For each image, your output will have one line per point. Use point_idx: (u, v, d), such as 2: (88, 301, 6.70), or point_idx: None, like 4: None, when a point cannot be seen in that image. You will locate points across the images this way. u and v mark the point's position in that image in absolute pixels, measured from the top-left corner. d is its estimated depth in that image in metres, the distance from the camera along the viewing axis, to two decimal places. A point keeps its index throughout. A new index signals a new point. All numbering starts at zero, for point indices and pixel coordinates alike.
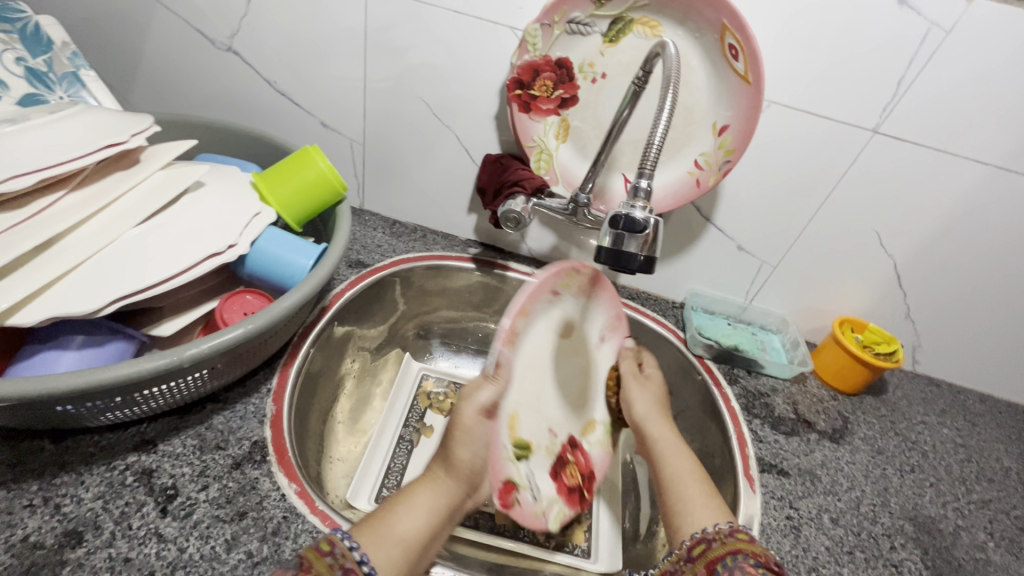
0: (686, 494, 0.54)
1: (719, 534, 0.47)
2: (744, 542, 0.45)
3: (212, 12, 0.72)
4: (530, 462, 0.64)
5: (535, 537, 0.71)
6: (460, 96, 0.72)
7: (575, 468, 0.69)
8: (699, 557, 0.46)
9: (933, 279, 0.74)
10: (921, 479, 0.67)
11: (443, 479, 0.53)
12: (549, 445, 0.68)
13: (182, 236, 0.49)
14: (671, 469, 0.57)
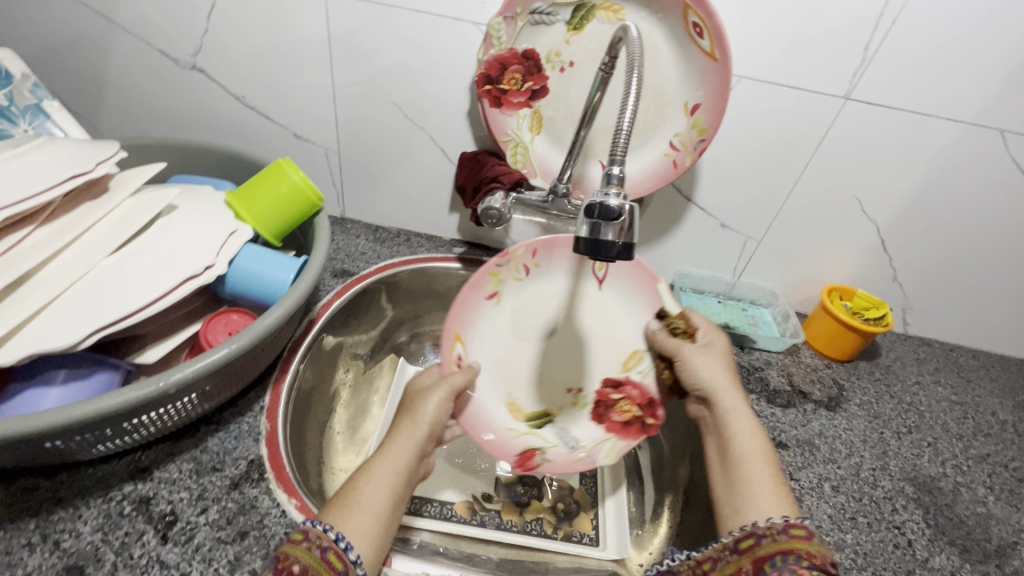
0: (758, 479, 0.50)
1: (770, 529, 0.45)
2: (800, 541, 0.43)
3: (173, 30, 0.71)
4: (557, 423, 0.71)
5: (542, 529, 0.72)
6: (431, 97, 0.72)
7: (628, 403, 0.69)
8: (750, 551, 0.45)
9: (916, 241, 0.75)
10: (918, 440, 0.68)
11: (399, 439, 0.52)
12: (585, 395, 0.72)
13: (157, 262, 0.48)
14: (741, 446, 0.52)
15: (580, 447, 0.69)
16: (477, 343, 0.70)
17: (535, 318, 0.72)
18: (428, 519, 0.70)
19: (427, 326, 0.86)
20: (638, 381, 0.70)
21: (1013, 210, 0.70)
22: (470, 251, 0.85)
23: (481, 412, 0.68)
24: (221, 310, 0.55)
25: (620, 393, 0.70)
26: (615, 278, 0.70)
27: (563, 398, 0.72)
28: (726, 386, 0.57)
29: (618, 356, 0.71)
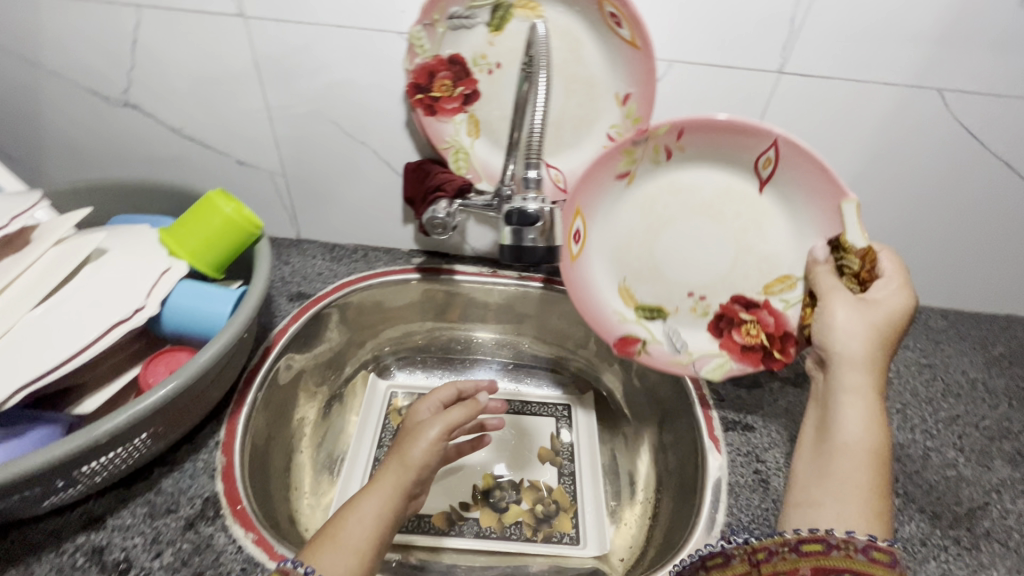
0: (848, 482, 0.43)
1: (848, 543, 0.39)
2: (881, 565, 0.38)
3: (99, 69, 0.70)
4: (670, 321, 0.70)
5: (522, 532, 0.72)
6: (367, 111, 0.71)
7: (757, 327, 0.67)
8: (816, 560, 0.39)
9: (872, 208, 0.74)
10: (887, 408, 0.68)
11: (394, 471, 0.53)
12: (710, 304, 0.69)
13: (84, 310, 0.48)
14: (851, 438, 0.44)
15: (687, 353, 0.69)
16: (604, 231, 0.69)
17: (668, 210, 0.66)
18: (406, 535, 0.70)
19: (394, 338, 0.86)
20: (778, 308, 0.66)
21: (965, 168, 0.69)
22: (429, 260, 0.84)
23: (591, 295, 0.69)
24: (162, 350, 0.54)
25: (750, 314, 0.67)
26: (785, 175, 0.62)
27: (682, 298, 0.69)
28: (854, 356, 0.47)
29: (760, 279, 0.66)
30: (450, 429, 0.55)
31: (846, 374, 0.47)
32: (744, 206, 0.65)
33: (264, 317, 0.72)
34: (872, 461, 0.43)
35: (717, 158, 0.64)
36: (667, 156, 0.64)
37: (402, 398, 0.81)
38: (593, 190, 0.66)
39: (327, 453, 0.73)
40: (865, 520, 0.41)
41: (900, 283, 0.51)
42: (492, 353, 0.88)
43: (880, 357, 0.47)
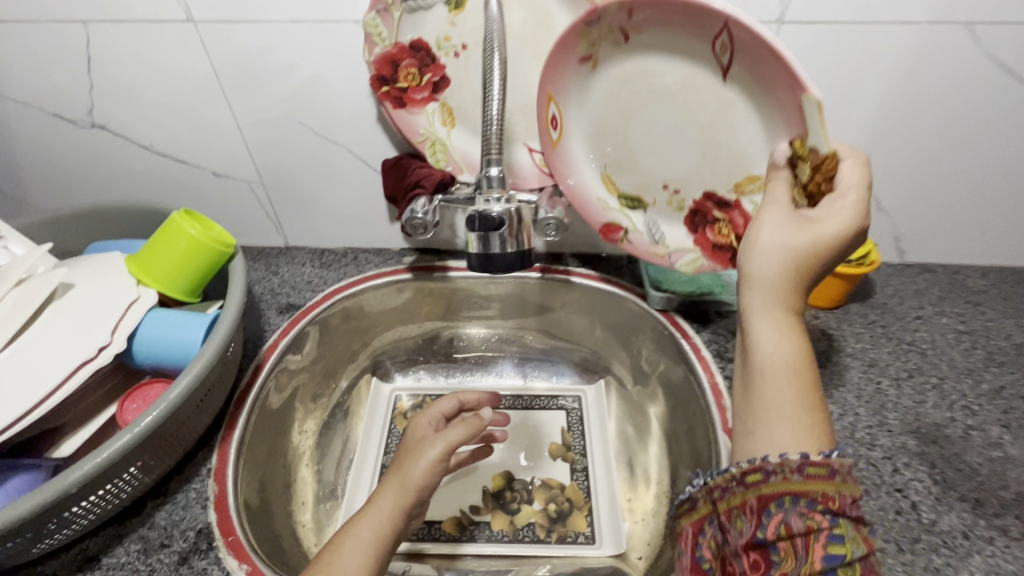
0: (777, 404, 0.38)
1: (783, 466, 0.36)
2: (819, 481, 0.35)
3: (60, 92, 0.68)
4: (649, 211, 0.65)
5: (535, 534, 0.69)
6: (336, 109, 0.67)
7: (728, 228, 0.62)
8: (755, 486, 0.37)
9: (895, 164, 0.66)
10: (921, 384, 0.62)
11: (391, 494, 0.49)
12: (683, 200, 0.63)
13: (51, 351, 0.46)
14: (775, 354, 0.40)
15: (660, 245, 0.65)
16: (582, 115, 0.61)
17: (637, 96, 0.58)
18: (416, 543, 0.68)
19: (393, 341, 0.83)
20: (749, 210, 0.59)
21: (1002, 110, 0.61)
22: (421, 258, 0.81)
23: (577, 183, 0.64)
24: (142, 382, 0.53)
25: (723, 214, 0.61)
26: (743, 65, 0.52)
27: (658, 194, 0.64)
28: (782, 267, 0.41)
29: (729, 178, 0.59)
30: (449, 451, 0.52)
31: (760, 292, 0.42)
32: (710, 96, 0.55)
33: (255, 332, 0.70)
34: (802, 382, 0.39)
35: (677, 33, 0.53)
36: (623, 39, 0.54)
37: (407, 402, 0.79)
38: (555, 72, 0.57)
39: (332, 464, 0.72)
40: (802, 441, 0.37)
41: (858, 197, 0.42)
42: (496, 348, 0.85)
43: (802, 269, 0.41)
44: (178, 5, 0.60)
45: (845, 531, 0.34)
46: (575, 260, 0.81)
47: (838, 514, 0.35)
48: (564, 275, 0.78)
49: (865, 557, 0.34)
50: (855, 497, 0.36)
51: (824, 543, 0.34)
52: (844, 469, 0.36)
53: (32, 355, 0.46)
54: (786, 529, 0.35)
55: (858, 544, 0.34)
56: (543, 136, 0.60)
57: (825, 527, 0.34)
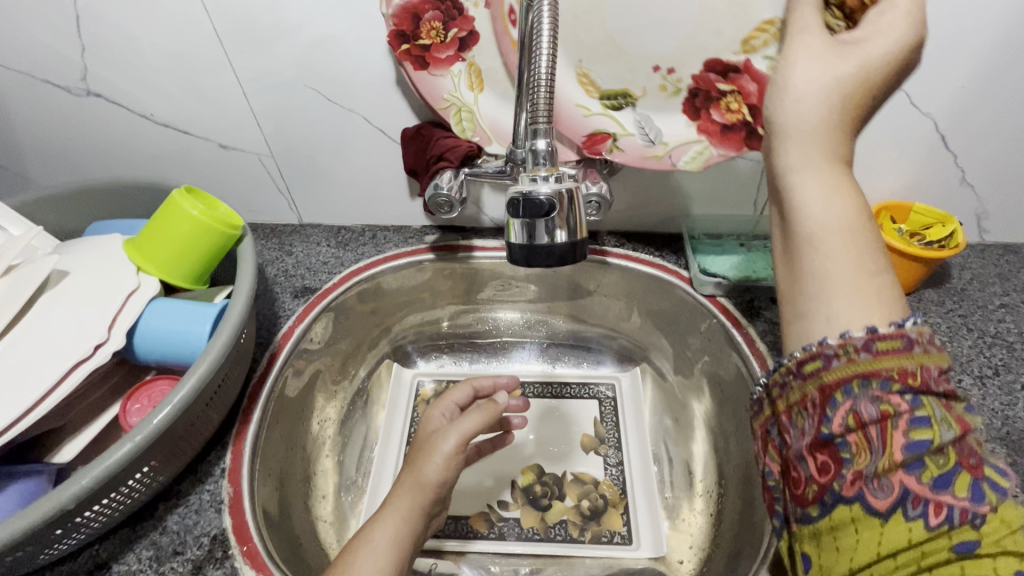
0: (833, 270, 0.34)
1: (845, 349, 0.32)
2: (890, 356, 0.31)
3: (52, 57, 0.62)
4: (640, 107, 0.57)
5: (568, 533, 0.64)
6: (352, 73, 0.60)
7: (736, 100, 0.54)
8: (816, 375, 0.33)
9: (989, 130, 0.58)
10: (1009, 383, 0.55)
11: (406, 495, 0.43)
12: (679, 79, 0.55)
13: (44, 349, 0.42)
14: (823, 210, 0.36)
15: (661, 143, 0.57)
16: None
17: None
18: (443, 540, 0.63)
19: (415, 324, 0.78)
20: (758, 70, 0.53)
21: None
22: (445, 237, 0.75)
23: (548, 84, 0.56)
24: (147, 380, 0.49)
25: (730, 84, 0.54)
26: None
27: (648, 78, 0.56)
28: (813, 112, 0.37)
29: (736, 31, 0.52)
30: (461, 440, 0.46)
31: (798, 143, 0.38)
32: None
33: (269, 317, 0.65)
34: (856, 234, 0.35)
35: None
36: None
37: (431, 389, 0.75)
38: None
39: (353, 455, 0.68)
40: (876, 315, 0.33)
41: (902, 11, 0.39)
42: (525, 333, 0.79)
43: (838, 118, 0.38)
44: None
45: (931, 410, 0.30)
46: (612, 239, 0.74)
47: (921, 394, 0.31)
48: (601, 256, 0.72)
49: (957, 437, 0.30)
50: (940, 372, 0.32)
51: (905, 422, 0.30)
52: (923, 340, 0.32)
53: (21, 356, 0.42)
54: (858, 416, 0.31)
55: (948, 424, 0.30)
56: (501, 34, 0.54)
57: (904, 407, 0.30)
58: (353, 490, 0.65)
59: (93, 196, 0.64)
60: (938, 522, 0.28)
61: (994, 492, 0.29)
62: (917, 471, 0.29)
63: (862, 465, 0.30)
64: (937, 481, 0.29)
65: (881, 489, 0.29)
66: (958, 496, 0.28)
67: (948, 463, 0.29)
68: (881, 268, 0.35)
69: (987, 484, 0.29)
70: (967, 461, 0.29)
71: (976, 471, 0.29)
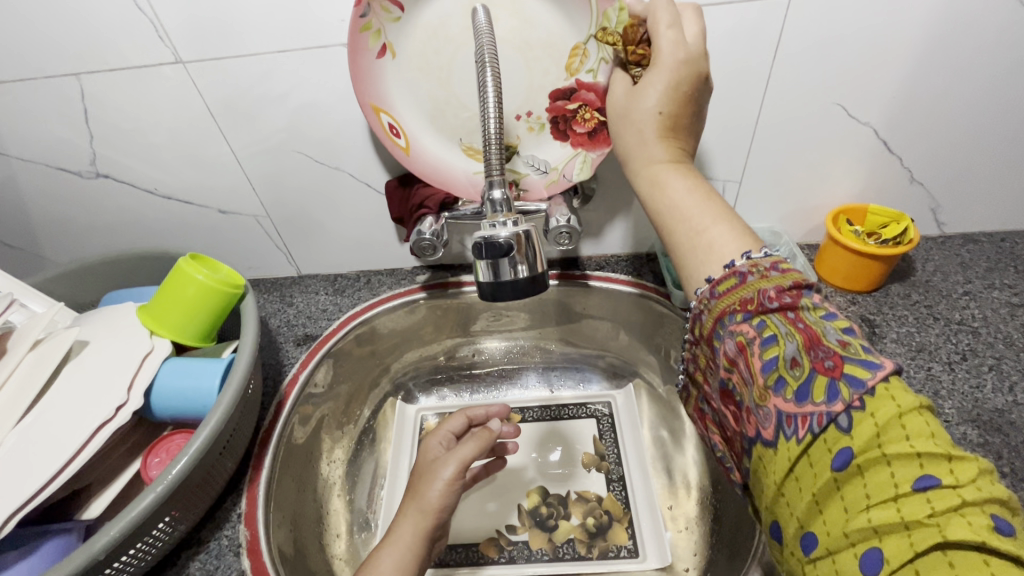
0: (676, 243, 0.46)
1: (705, 303, 0.43)
2: (731, 293, 0.41)
3: (63, 146, 0.68)
4: (522, 152, 0.60)
5: (576, 551, 0.66)
6: (334, 134, 0.66)
7: (588, 111, 0.56)
8: (706, 334, 0.44)
9: (925, 131, 0.62)
10: (977, 367, 0.58)
11: (407, 520, 0.46)
12: (539, 117, 0.58)
13: (72, 414, 0.46)
14: (665, 199, 0.46)
15: (552, 170, 0.60)
16: (410, 106, 0.59)
17: (443, 56, 0.56)
18: (456, 568, 0.65)
19: (413, 362, 0.81)
20: (591, 82, 0.54)
21: None
22: (435, 275, 0.79)
23: (448, 173, 0.62)
24: (166, 434, 0.53)
25: (576, 102, 0.56)
26: None
27: (520, 127, 0.58)
28: (635, 137, 0.48)
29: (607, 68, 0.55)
30: (458, 467, 0.49)
31: (634, 162, 0.48)
32: (507, 8, 0.51)
33: (275, 368, 0.69)
34: (695, 202, 0.45)
35: None
36: (399, 12, 0.53)
37: (433, 420, 0.78)
38: (364, 79, 0.55)
39: (364, 491, 0.70)
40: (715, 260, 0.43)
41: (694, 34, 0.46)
42: (520, 360, 0.83)
43: (658, 131, 0.47)
44: (166, 46, 0.59)
45: (775, 330, 0.38)
46: (592, 263, 0.78)
47: (764, 317, 0.39)
48: (583, 281, 0.75)
49: (805, 345, 0.36)
50: (779, 290, 0.38)
51: (757, 347, 0.38)
52: (757, 270, 0.40)
53: (50, 422, 0.45)
54: (728, 356, 0.41)
55: (792, 337, 0.37)
56: (393, 149, 0.59)
57: (752, 336, 0.38)
58: (364, 527, 0.67)
59: (105, 268, 0.69)
60: (806, 432, 0.34)
61: (853, 386, 0.33)
62: (779, 389, 0.36)
63: (749, 399, 0.39)
64: (798, 394, 0.35)
65: (766, 419, 0.37)
66: (817, 402, 0.34)
67: (804, 372, 0.35)
68: (718, 218, 0.45)
69: (846, 381, 0.34)
70: (822, 365, 0.35)
71: (834, 371, 0.34)
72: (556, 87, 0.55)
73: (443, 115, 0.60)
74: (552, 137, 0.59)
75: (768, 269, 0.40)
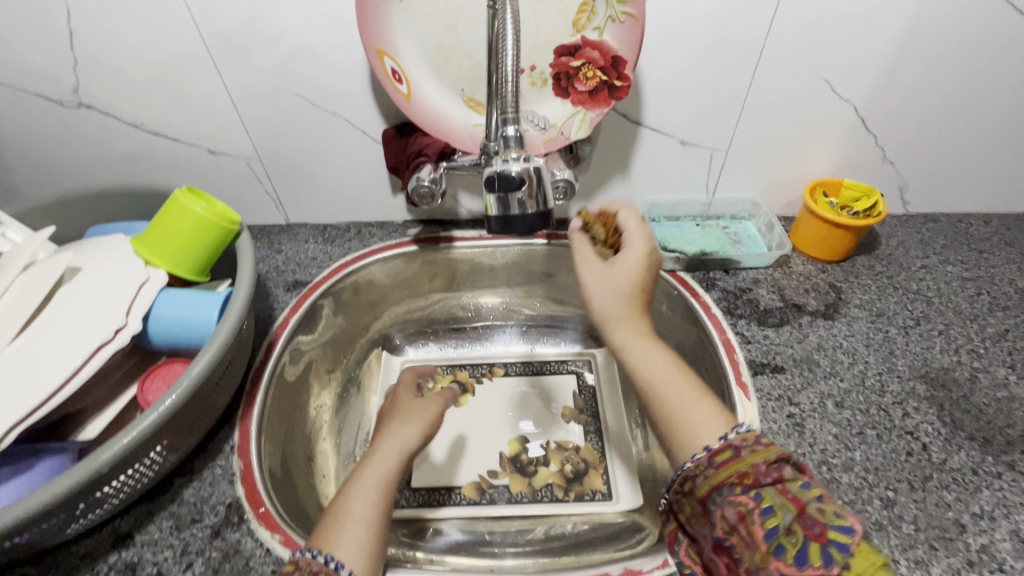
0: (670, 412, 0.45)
1: (699, 466, 0.42)
2: (728, 464, 0.41)
3: (43, 71, 0.65)
4: (523, 106, 0.61)
5: (554, 493, 0.69)
6: (333, 79, 0.65)
7: (592, 69, 0.57)
8: (692, 494, 0.42)
9: (899, 112, 0.66)
10: (929, 330, 0.63)
11: (389, 441, 0.49)
12: (542, 71, 0.59)
13: (69, 334, 0.46)
14: (653, 378, 0.46)
15: (550, 127, 0.61)
16: (415, 53, 0.59)
17: (452, 4, 0.57)
18: (438, 509, 0.68)
19: (399, 317, 0.83)
20: (596, 40, 0.55)
21: (1011, 51, 0.61)
22: (426, 230, 0.80)
23: (448, 125, 0.63)
24: (160, 364, 0.53)
25: (580, 59, 0.56)
26: None
27: (524, 82, 0.59)
28: (609, 312, 0.49)
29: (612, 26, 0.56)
30: (429, 421, 0.54)
31: (616, 333, 0.49)
32: None
33: (263, 312, 0.70)
34: (683, 385, 0.46)
35: None
36: None
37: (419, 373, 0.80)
38: (369, 23, 0.55)
39: (350, 438, 0.72)
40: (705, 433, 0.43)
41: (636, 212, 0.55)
42: (505, 317, 0.85)
43: (638, 306, 0.50)
44: None
45: (772, 501, 0.38)
46: None
47: (760, 489, 0.39)
48: (572, 241, 0.78)
49: (798, 513, 0.37)
50: (769, 464, 0.40)
51: (759, 520, 0.37)
52: (747, 443, 0.41)
53: (46, 342, 0.45)
54: (725, 523, 0.39)
55: (787, 507, 0.38)
56: (394, 94, 0.59)
57: (752, 505, 0.38)
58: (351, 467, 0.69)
59: (87, 201, 0.67)
60: None
61: (842, 552, 0.36)
62: (782, 555, 0.36)
63: (742, 559, 0.38)
64: (798, 560, 0.36)
65: None
66: (816, 566, 0.36)
67: (799, 540, 0.37)
68: (701, 395, 0.45)
69: (835, 546, 0.36)
70: (813, 532, 0.37)
71: (823, 537, 0.36)
72: (562, 42, 0.56)
73: (449, 65, 0.60)
74: (553, 94, 0.60)
75: (757, 442, 0.41)
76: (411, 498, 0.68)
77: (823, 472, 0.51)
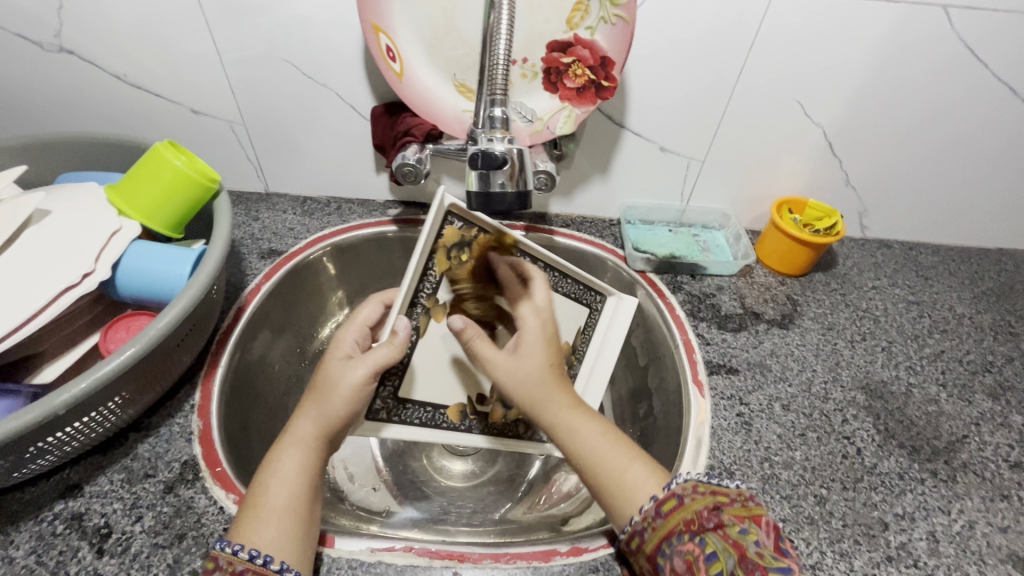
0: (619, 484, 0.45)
1: (647, 519, 0.43)
2: (674, 514, 0.42)
3: (24, 10, 0.63)
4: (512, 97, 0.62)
5: (518, 430, 0.66)
6: (327, 51, 0.65)
7: (581, 67, 0.58)
8: (642, 551, 0.43)
9: (863, 140, 0.71)
10: (872, 346, 0.67)
11: (299, 428, 0.45)
12: (534, 65, 0.61)
13: (32, 274, 0.45)
14: (584, 446, 0.47)
15: (537, 120, 0.63)
16: (411, 33, 0.60)
17: None
18: (418, 427, 0.63)
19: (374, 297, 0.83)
20: (588, 39, 0.57)
21: (969, 95, 0.65)
22: (406, 211, 0.81)
23: (437, 107, 0.64)
24: (126, 316, 0.52)
25: (571, 56, 0.58)
26: None
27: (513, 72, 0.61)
28: (534, 394, 0.50)
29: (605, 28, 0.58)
30: (358, 395, 0.47)
31: (546, 413, 0.49)
32: None
33: (235, 276, 0.69)
34: (614, 448, 0.47)
35: None
36: None
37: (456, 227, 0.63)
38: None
39: None
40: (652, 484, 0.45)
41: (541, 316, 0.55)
42: None
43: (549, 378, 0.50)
44: None
45: (715, 547, 0.39)
46: (559, 220, 0.82)
47: (703, 534, 0.40)
48: (549, 235, 0.79)
49: (739, 557, 0.38)
50: (712, 510, 0.41)
51: (704, 565, 0.38)
52: (691, 490, 0.43)
53: (7, 281, 0.44)
54: None
55: (728, 552, 0.38)
56: (386, 71, 0.60)
57: (698, 551, 0.39)
58: None
59: (62, 148, 0.65)
60: None
61: None
62: None
63: None
64: None
65: None
66: None
67: None
68: (632, 456, 0.46)
69: None
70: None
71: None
72: (555, 38, 0.58)
73: (443, 48, 0.61)
74: (541, 88, 0.62)
75: (698, 490, 0.43)
76: (391, 410, 0.62)
77: (765, 467, 0.54)
